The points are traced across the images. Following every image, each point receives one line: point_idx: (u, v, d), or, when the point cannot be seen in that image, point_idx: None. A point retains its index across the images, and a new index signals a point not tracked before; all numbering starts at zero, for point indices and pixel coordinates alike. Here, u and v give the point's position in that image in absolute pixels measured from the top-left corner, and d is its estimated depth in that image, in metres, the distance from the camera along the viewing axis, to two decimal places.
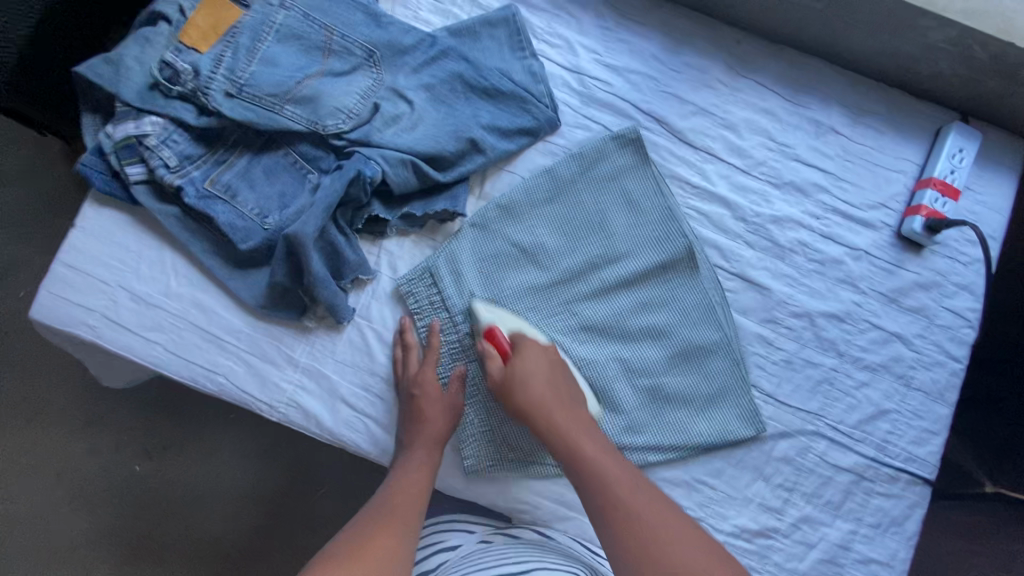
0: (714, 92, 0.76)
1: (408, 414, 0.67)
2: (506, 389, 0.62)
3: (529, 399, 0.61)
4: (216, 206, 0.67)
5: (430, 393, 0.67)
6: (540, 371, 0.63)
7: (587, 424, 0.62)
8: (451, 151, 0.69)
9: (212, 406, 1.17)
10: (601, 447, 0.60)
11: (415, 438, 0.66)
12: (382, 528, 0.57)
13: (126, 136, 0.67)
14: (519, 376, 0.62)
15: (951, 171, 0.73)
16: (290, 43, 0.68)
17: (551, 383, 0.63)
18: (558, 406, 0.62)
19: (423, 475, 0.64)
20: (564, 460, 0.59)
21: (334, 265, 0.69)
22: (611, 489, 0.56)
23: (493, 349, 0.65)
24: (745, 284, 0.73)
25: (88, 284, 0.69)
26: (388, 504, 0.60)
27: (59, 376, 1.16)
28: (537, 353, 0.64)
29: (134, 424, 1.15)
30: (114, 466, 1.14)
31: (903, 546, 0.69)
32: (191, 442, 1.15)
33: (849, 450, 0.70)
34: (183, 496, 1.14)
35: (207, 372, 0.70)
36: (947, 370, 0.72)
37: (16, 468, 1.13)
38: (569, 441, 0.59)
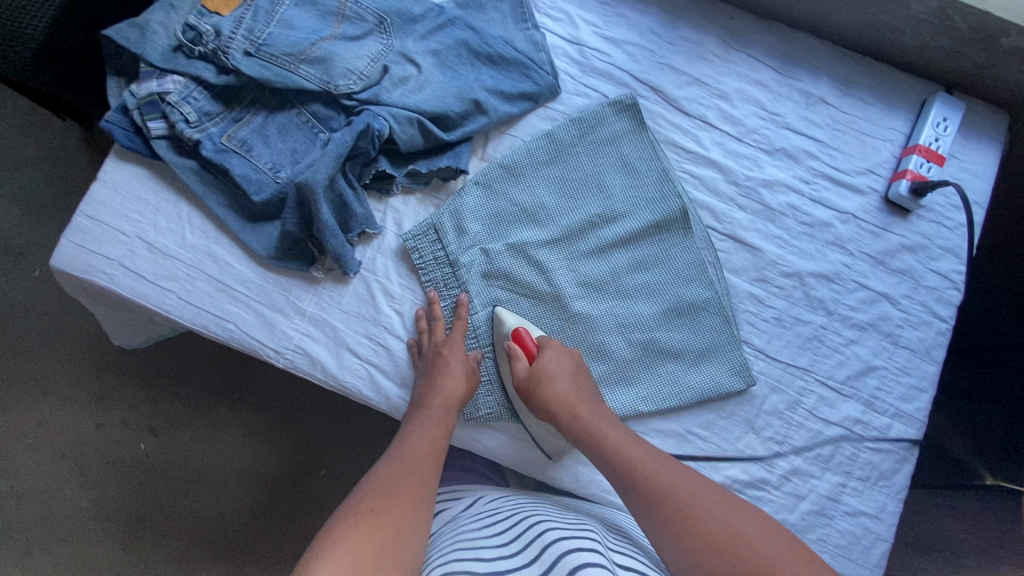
0: (708, 64, 0.79)
1: (429, 374, 0.68)
2: (533, 391, 0.66)
3: (556, 395, 0.65)
4: (232, 159, 0.71)
5: (454, 354, 0.69)
6: (564, 373, 0.67)
7: (611, 417, 0.67)
8: (456, 111, 0.73)
9: (215, 384, 1.19)
10: (630, 442, 0.64)
11: (433, 399, 0.67)
12: (400, 494, 0.58)
13: (149, 92, 0.71)
14: (545, 375, 0.66)
15: (935, 139, 0.76)
16: (306, 8, 0.73)
17: (574, 382, 0.67)
18: (584, 404, 0.66)
19: (440, 432, 0.65)
20: (596, 454, 0.64)
21: (342, 218, 0.72)
22: (649, 484, 0.60)
23: (518, 350, 0.69)
24: (736, 244, 0.76)
25: (108, 235, 0.73)
26: (408, 466, 0.61)
27: (67, 354, 1.19)
28: (560, 352, 0.69)
29: (140, 402, 1.18)
30: (119, 444, 1.17)
31: (891, 499, 0.71)
32: (196, 419, 1.18)
33: (838, 405, 0.72)
34: (188, 474, 1.16)
35: (217, 319, 0.72)
36: (932, 329, 0.74)
37: (24, 443, 1.16)
38: (601, 436, 0.64)
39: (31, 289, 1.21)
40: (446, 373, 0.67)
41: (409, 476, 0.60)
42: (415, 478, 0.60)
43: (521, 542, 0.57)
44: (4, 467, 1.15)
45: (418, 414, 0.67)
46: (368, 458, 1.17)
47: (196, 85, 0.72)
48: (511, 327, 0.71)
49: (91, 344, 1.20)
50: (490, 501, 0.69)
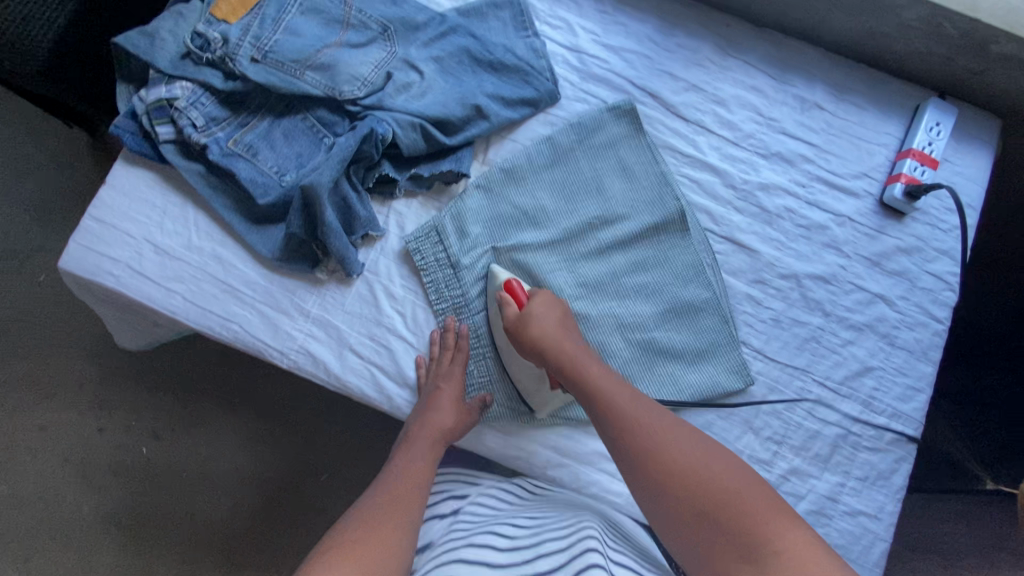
0: (704, 70, 0.81)
1: (422, 406, 0.70)
2: (519, 333, 0.67)
3: (540, 337, 0.65)
4: (238, 163, 0.72)
5: (448, 387, 0.70)
6: (553, 316, 0.67)
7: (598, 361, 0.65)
8: (457, 116, 0.74)
9: (217, 389, 1.20)
10: (616, 380, 0.62)
11: (421, 431, 0.68)
12: (384, 520, 0.57)
13: (157, 98, 0.73)
14: (530, 318, 0.66)
15: (929, 143, 0.78)
16: (311, 16, 0.74)
17: (561, 326, 0.67)
18: (569, 344, 0.65)
19: (424, 466, 0.67)
20: (574, 390, 0.63)
21: (345, 220, 0.73)
22: (628, 417, 0.58)
23: (509, 296, 0.70)
24: (734, 247, 0.77)
25: (116, 237, 0.74)
26: (396, 495, 0.62)
27: (71, 359, 1.20)
28: (549, 300, 0.68)
29: (142, 407, 1.19)
30: (121, 449, 1.17)
31: (890, 499, 0.71)
32: (197, 425, 1.18)
33: (836, 405, 0.73)
34: (188, 479, 1.16)
35: (222, 320, 0.73)
36: (928, 330, 0.75)
37: (26, 448, 1.16)
38: (581, 373, 0.63)
39: (36, 295, 1.22)
40: (436, 406, 0.69)
41: (396, 502, 0.60)
42: (400, 505, 0.60)
43: (533, 550, 0.55)
44: (5, 471, 1.15)
45: (404, 449, 0.68)
46: (370, 462, 1.18)
47: (204, 91, 0.74)
48: (503, 278, 0.72)
49: (94, 348, 1.21)
50: (497, 497, 0.68)
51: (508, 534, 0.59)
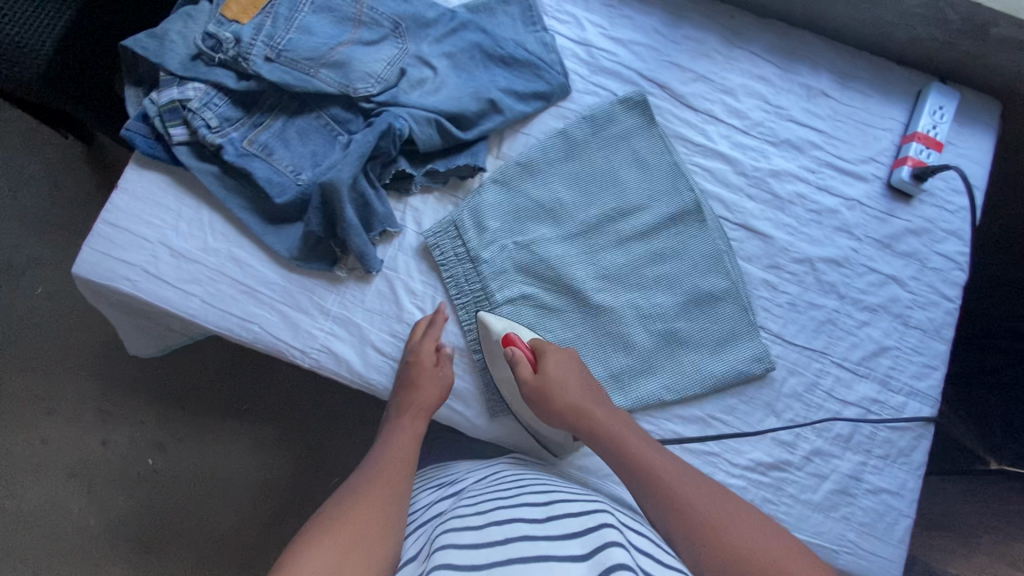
0: (711, 61, 0.82)
1: (401, 382, 0.71)
2: (542, 393, 0.66)
3: (565, 398, 0.66)
4: (254, 163, 0.72)
5: (425, 364, 0.70)
6: (570, 378, 0.68)
7: (620, 416, 0.68)
8: (472, 110, 0.75)
9: (223, 397, 1.19)
10: (645, 445, 0.65)
11: (406, 406, 0.70)
12: (366, 500, 0.61)
13: (170, 100, 0.72)
14: (553, 379, 0.67)
15: (933, 127, 0.79)
16: (323, 14, 0.74)
17: (581, 384, 0.68)
18: (592, 403, 0.67)
19: (408, 443, 0.70)
20: (602, 448, 0.66)
21: (363, 217, 0.73)
22: (658, 481, 0.62)
23: (520, 355, 0.68)
24: (748, 233, 0.78)
25: (130, 241, 0.74)
26: (380, 471, 0.66)
27: (72, 371, 1.18)
28: (564, 357, 0.70)
29: (146, 418, 1.17)
30: (126, 460, 1.15)
31: (911, 475, 0.72)
32: (203, 433, 1.17)
33: (854, 385, 0.74)
34: (196, 487, 1.15)
35: (242, 321, 0.73)
36: (941, 309, 0.76)
37: (29, 463, 1.14)
38: (610, 432, 0.66)
39: (34, 307, 1.20)
40: (418, 383, 0.70)
41: (381, 479, 0.64)
42: (384, 480, 0.64)
43: (545, 510, 0.59)
44: (8, 488, 1.13)
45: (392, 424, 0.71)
46: None
47: (217, 92, 0.73)
48: (502, 332, 0.71)
49: (96, 359, 1.19)
50: (498, 467, 0.71)
51: (519, 496, 0.62)
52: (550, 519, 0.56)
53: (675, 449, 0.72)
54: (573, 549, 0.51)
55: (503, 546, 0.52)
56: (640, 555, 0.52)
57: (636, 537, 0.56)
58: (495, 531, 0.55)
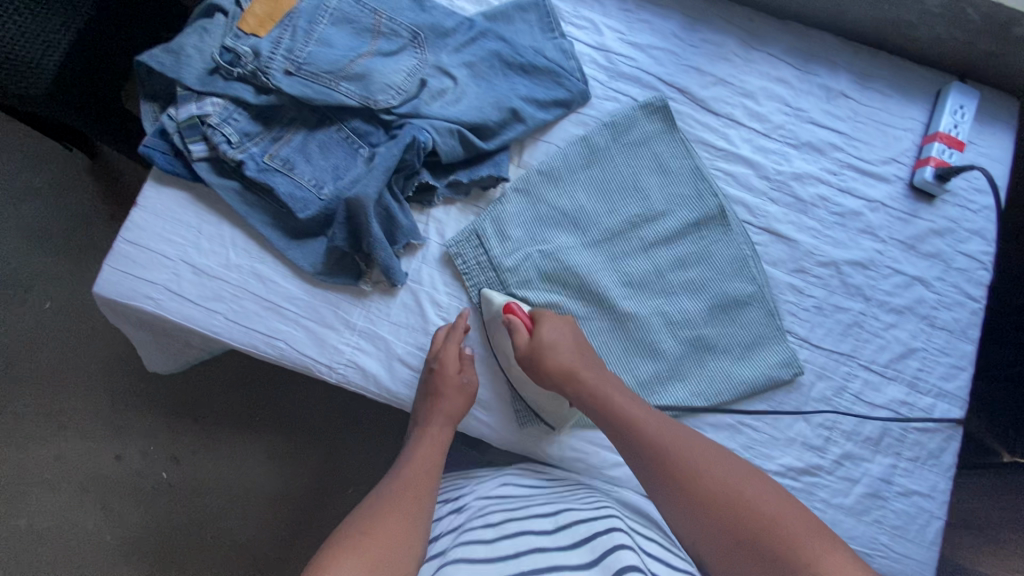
0: (730, 64, 0.82)
1: (424, 390, 0.70)
2: (535, 358, 0.67)
3: (557, 361, 0.66)
4: (276, 177, 0.71)
5: (449, 370, 0.69)
6: (564, 341, 0.68)
7: (614, 381, 0.67)
8: (494, 120, 0.74)
9: (237, 408, 1.18)
10: (638, 407, 0.64)
11: (431, 415, 0.70)
12: (394, 509, 0.60)
13: (189, 116, 0.72)
14: (546, 342, 0.67)
15: (954, 126, 0.79)
16: (342, 26, 0.74)
17: (574, 347, 0.68)
18: (585, 366, 0.67)
19: (434, 453, 0.69)
20: (596, 413, 0.65)
21: (387, 230, 0.73)
22: (654, 443, 0.61)
23: (514, 317, 0.70)
24: (773, 237, 0.78)
25: (151, 260, 0.73)
26: (407, 481, 0.65)
27: (83, 386, 1.17)
28: (558, 323, 0.69)
29: (160, 431, 1.16)
30: (141, 474, 1.15)
31: (941, 477, 0.72)
32: (218, 445, 1.16)
33: (883, 388, 0.74)
34: (212, 499, 1.14)
35: (267, 337, 0.73)
36: (967, 309, 0.76)
37: (43, 479, 1.13)
38: (603, 395, 0.65)
39: (45, 323, 1.19)
40: (444, 390, 0.69)
41: (407, 489, 0.64)
42: (412, 489, 0.64)
43: (554, 520, 0.60)
44: (22, 505, 1.12)
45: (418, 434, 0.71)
46: None
47: (235, 106, 0.72)
48: (502, 301, 0.72)
49: (106, 373, 1.18)
50: (503, 475, 0.72)
51: (526, 509, 0.63)
52: (559, 530, 0.58)
53: None
54: (578, 560, 0.52)
55: (515, 560, 0.53)
56: (648, 559, 0.54)
57: (647, 544, 0.57)
58: (507, 545, 0.56)
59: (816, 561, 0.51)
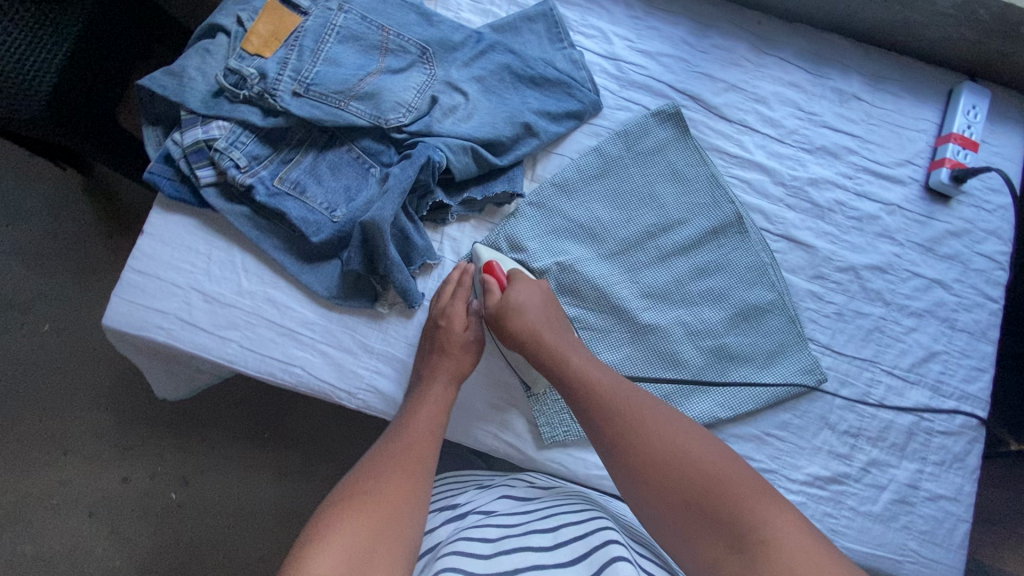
0: (741, 70, 0.81)
1: (430, 347, 0.68)
2: (502, 318, 0.66)
3: (522, 324, 0.65)
4: (287, 201, 0.70)
5: (455, 327, 0.68)
6: (533, 304, 0.66)
7: (579, 346, 0.66)
8: (507, 135, 0.73)
9: (242, 425, 1.13)
10: (599, 371, 0.63)
11: (436, 371, 0.67)
12: (389, 476, 0.57)
13: (194, 140, 0.70)
14: (514, 304, 0.66)
15: (968, 126, 0.79)
16: (349, 44, 0.72)
17: (541, 310, 0.66)
18: (549, 329, 0.65)
19: (438, 411, 0.65)
20: (556, 376, 0.64)
21: (403, 251, 0.71)
22: (607, 405, 0.60)
23: (491, 279, 0.69)
24: (791, 244, 0.77)
25: (161, 288, 0.71)
26: (407, 440, 0.61)
27: (86, 407, 1.12)
28: (530, 285, 0.68)
29: (165, 450, 1.11)
30: (147, 496, 1.09)
31: (967, 480, 0.72)
32: (225, 463, 1.11)
33: (906, 393, 0.74)
34: (219, 519, 1.09)
35: (283, 364, 0.71)
36: (986, 310, 0.76)
37: (48, 505, 1.08)
38: (562, 359, 0.64)
39: (42, 346, 1.14)
40: (448, 348, 0.68)
41: (406, 450, 0.60)
42: (412, 451, 0.60)
43: (554, 536, 0.59)
44: (26, 533, 1.07)
45: (419, 391, 0.66)
46: None
47: (242, 129, 0.71)
48: (487, 258, 0.71)
49: (109, 394, 1.13)
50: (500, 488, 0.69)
51: (523, 522, 0.62)
52: (558, 547, 0.57)
53: None
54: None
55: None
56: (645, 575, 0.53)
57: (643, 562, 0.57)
58: (508, 562, 0.55)
59: (752, 521, 0.49)
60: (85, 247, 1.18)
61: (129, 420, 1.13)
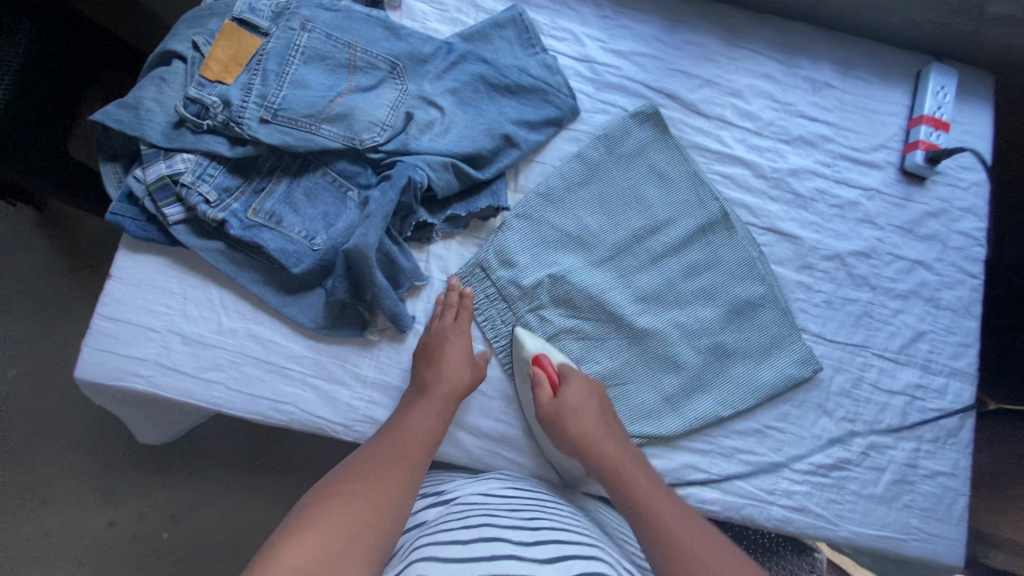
0: (715, 64, 0.81)
1: (428, 356, 0.67)
2: (555, 415, 0.65)
3: (581, 428, 0.65)
4: (263, 234, 0.66)
5: (457, 341, 0.68)
6: (588, 408, 0.66)
7: (636, 458, 0.66)
8: (488, 148, 0.71)
9: (230, 458, 1.08)
10: (655, 486, 0.62)
11: (434, 379, 0.65)
12: (373, 487, 0.55)
13: (158, 176, 0.66)
14: (569, 404, 0.65)
15: (938, 107, 0.80)
16: (315, 64, 0.69)
17: (599, 417, 0.67)
18: (608, 438, 0.66)
19: (434, 423, 0.64)
20: (612, 485, 0.63)
21: (390, 275, 0.69)
22: (661, 520, 0.58)
23: (542, 374, 0.67)
24: (777, 236, 0.77)
25: (136, 334, 0.67)
26: (397, 450, 0.60)
27: (63, 452, 1.06)
28: (583, 387, 0.68)
29: (150, 490, 1.06)
30: (138, 539, 1.04)
31: (962, 454, 0.74)
32: (215, 497, 1.06)
33: (898, 374, 0.75)
34: (215, 555, 1.04)
35: (274, 402, 0.68)
36: (967, 286, 0.78)
37: (30, 560, 1.02)
38: (620, 470, 0.63)
39: (7, 392, 1.07)
40: (447, 361, 0.66)
41: (395, 463, 0.58)
42: (404, 464, 0.59)
43: (533, 532, 0.55)
44: None
45: (416, 400, 0.65)
46: None
47: (209, 161, 0.67)
48: (532, 351, 0.69)
49: (86, 438, 1.07)
50: (486, 481, 0.67)
51: (508, 515, 0.59)
52: (536, 543, 0.53)
53: (738, 466, 0.71)
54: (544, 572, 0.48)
55: (488, 561, 0.49)
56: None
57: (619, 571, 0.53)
58: (482, 548, 0.51)
59: None
60: (47, 285, 1.11)
61: (109, 463, 1.06)
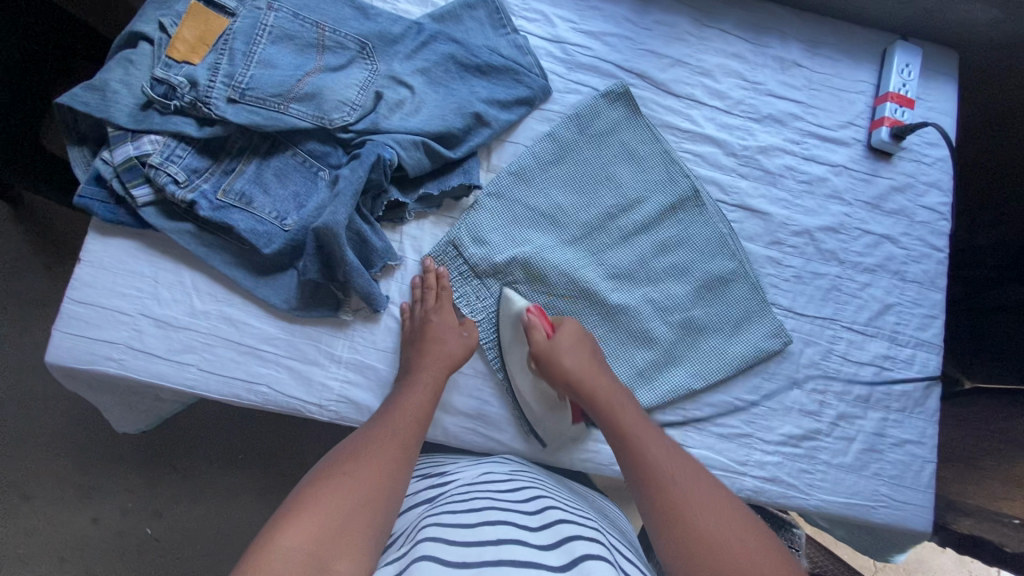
0: (685, 44, 0.82)
1: (415, 335, 0.67)
2: (546, 355, 0.66)
3: (572, 365, 0.65)
4: (233, 214, 0.66)
5: (442, 321, 0.68)
6: (579, 346, 0.67)
7: (624, 391, 0.66)
8: (459, 127, 0.72)
9: (211, 450, 1.07)
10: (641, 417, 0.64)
11: (423, 358, 0.66)
12: (367, 464, 0.55)
13: (126, 158, 0.65)
14: (559, 345, 0.66)
15: (903, 84, 0.81)
16: (283, 44, 0.69)
17: (589, 354, 0.67)
18: (597, 373, 0.66)
19: (427, 399, 0.64)
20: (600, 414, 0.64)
21: (362, 254, 0.69)
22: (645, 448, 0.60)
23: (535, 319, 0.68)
24: (747, 213, 0.78)
25: (107, 317, 0.67)
26: (391, 427, 0.60)
27: (41, 448, 1.05)
28: (575, 329, 0.68)
29: (132, 483, 1.05)
30: (121, 534, 1.03)
31: (929, 423, 0.76)
32: (199, 488, 1.06)
33: (866, 345, 0.77)
34: (200, 546, 1.04)
35: (249, 383, 0.68)
36: (933, 259, 0.80)
37: (13, 557, 1.01)
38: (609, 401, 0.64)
39: None
40: (432, 338, 0.67)
41: (389, 441, 0.58)
42: (398, 441, 0.59)
43: (540, 516, 0.55)
44: None
45: (408, 379, 0.65)
46: None
47: (177, 142, 0.67)
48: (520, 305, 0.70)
49: (65, 433, 1.06)
50: (487, 464, 0.67)
51: (514, 497, 0.59)
52: (543, 527, 0.53)
53: (711, 437, 0.72)
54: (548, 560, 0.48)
55: (494, 545, 0.49)
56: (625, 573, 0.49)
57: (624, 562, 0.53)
58: (488, 531, 0.51)
59: None
60: (22, 280, 1.10)
61: (89, 458, 1.05)
